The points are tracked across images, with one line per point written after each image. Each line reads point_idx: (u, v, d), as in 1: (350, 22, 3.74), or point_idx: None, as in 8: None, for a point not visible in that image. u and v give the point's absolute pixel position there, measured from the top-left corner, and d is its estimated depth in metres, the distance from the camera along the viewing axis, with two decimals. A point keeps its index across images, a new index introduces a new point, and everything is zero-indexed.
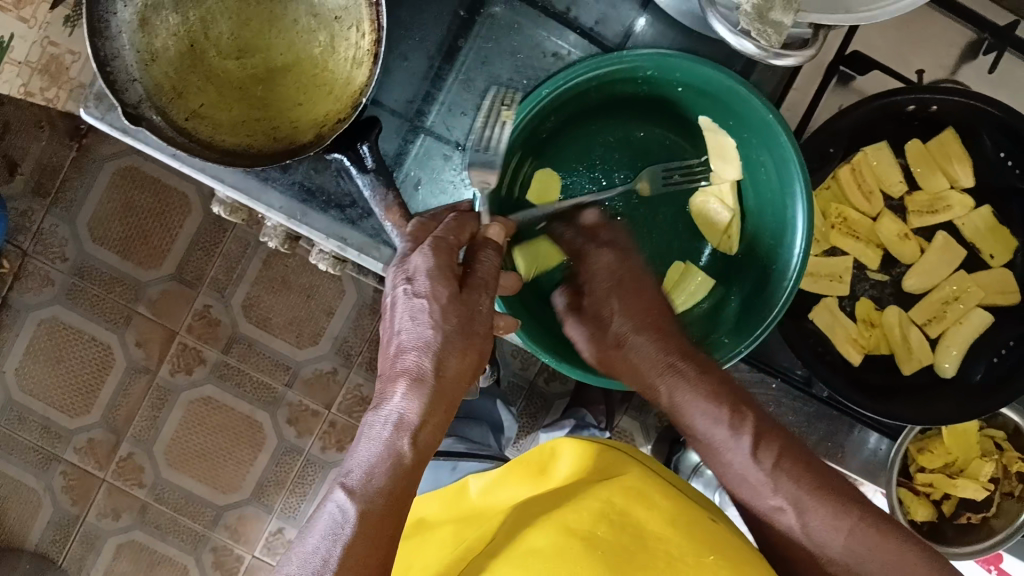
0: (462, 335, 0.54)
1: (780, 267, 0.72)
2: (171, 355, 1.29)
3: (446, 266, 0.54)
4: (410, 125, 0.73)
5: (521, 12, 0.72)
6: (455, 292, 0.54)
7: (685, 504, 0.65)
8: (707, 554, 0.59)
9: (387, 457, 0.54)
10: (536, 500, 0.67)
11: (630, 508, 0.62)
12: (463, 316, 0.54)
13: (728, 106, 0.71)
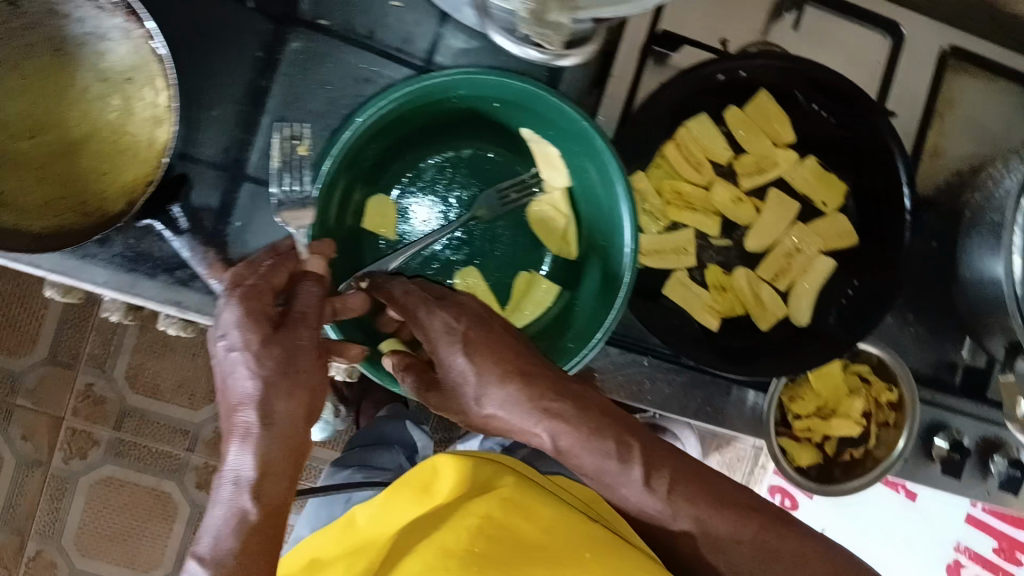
0: (286, 375, 0.55)
1: (614, 267, 0.72)
2: (61, 442, 1.23)
3: (256, 310, 0.55)
4: (230, 176, 0.70)
5: (321, 40, 0.70)
6: (269, 332, 0.55)
7: (575, 517, 0.63)
8: (582, 553, 0.60)
9: (231, 519, 0.53)
10: (422, 521, 0.63)
11: (509, 520, 0.60)
12: (281, 355, 0.55)
13: (546, 116, 0.71)
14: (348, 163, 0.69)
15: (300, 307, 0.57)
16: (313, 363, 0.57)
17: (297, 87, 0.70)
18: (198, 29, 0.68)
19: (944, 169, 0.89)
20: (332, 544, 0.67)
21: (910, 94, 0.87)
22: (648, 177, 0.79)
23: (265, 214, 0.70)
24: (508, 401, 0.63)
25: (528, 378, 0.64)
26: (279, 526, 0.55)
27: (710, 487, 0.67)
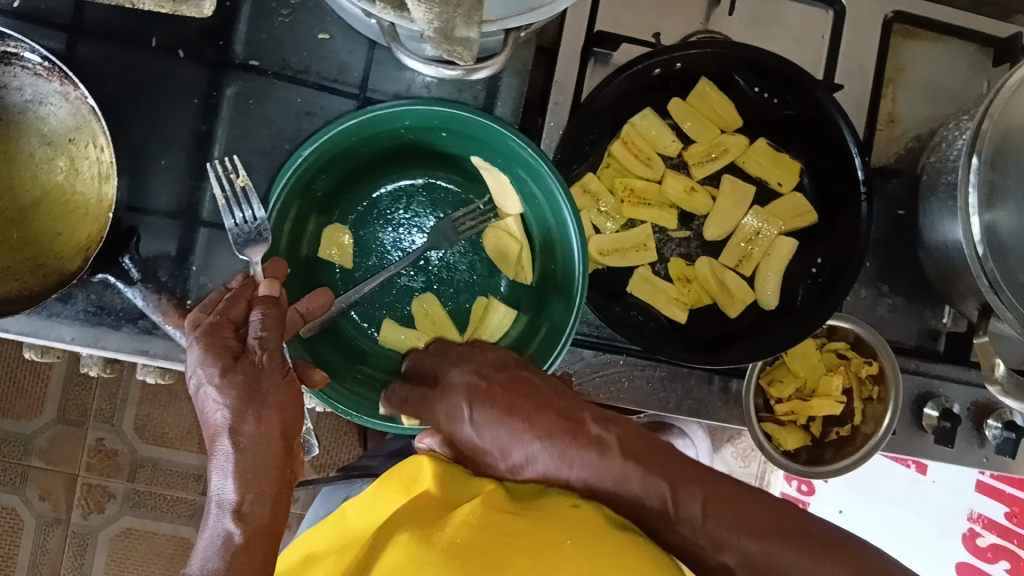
0: (251, 401, 0.55)
1: (566, 293, 0.69)
2: (78, 499, 1.25)
3: (216, 343, 0.55)
4: (183, 222, 0.71)
5: (258, 82, 0.72)
6: (229, 363, 0.55)
7: (578, 512, 0.50)
8: (567, 540, 0.46)
9: (218, 541, 0.52)
10: (398, 520, 0.52)
11: (503, 517, 0.48)
12: (243, 382, 0.55)
13: (492, 145, 0.67)
14: (301, 191, 0.66)
15: (256, 339, 0.56)
16: (279, 387, 0.56)
17: (239, 128, 0.72)
18: (137, 85, 0.71)
19: (901, 136, 0.88)
20: (327, 539, 0.59)
21: (859, 65, 0.86)
22: (599, 178, 0.80)
23: (225, 255, 0.71)
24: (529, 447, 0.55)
25: (553, 432, 0.55)
26: (271, 546, 0.53)
27: (749, 509, 0.51)
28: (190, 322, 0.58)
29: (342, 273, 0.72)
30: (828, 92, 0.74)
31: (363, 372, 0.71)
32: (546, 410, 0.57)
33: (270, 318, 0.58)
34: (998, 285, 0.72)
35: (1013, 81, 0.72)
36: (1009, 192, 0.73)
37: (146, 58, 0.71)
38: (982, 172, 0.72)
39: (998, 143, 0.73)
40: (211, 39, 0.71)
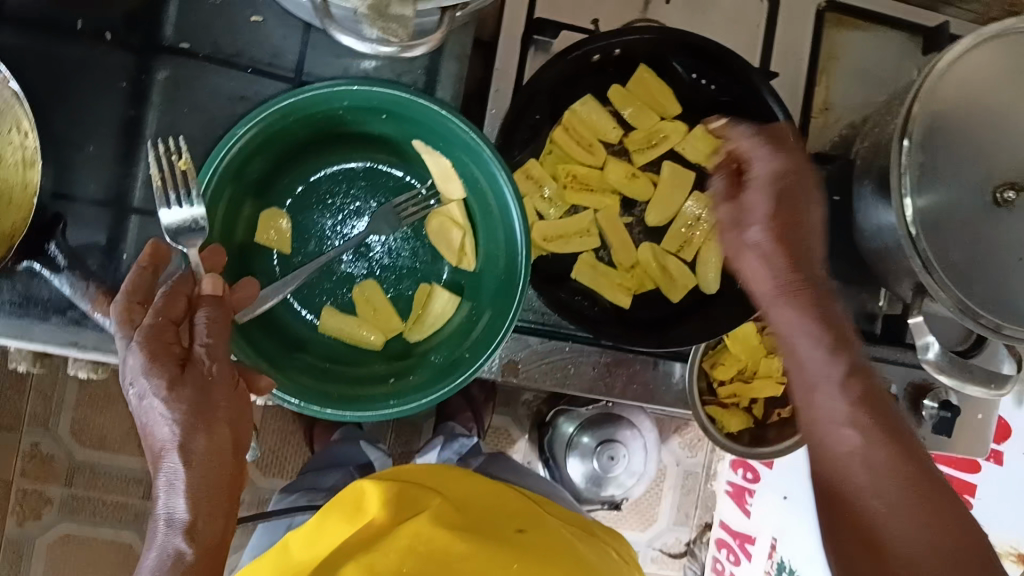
0: (200, 414, 0.53)
1: (509, 277, 0.68)
2: (12, 507, 1.21)
3: (159, 350, 0.53)
4: (114, 209, 0.69)
5: (189, 65, 0.70)
6: (177, 374, 0.52)
7: (517, 534, 0.66)
8: (512, 563, 0.62)
9: (167, 560, 0.51)
10: (355, 541, 0.62)
11: (436, 532, 0.62)
12: (190, 395, 0.53)
13: (433, 127, 0.66)
14: (232, 175, 0.64)
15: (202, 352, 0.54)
16: (230, 398, 0.55)
17: (170, 114, 0.70)
18: (62, 70, 0.69)
19: (835, 122, 0.90)
20: (266, 569, 0.64)
21: (793, 53, 0.88)
22: (542, 164, 0.80)
23: (158, 244, 0.70)
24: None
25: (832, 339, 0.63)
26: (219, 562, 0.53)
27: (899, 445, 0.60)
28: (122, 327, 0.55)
29: (280, 260, 0.70)
30: (763, 77, 0.76)
31: (303, 361, 0.68)
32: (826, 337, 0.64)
33: (217, 321, 0.55)
34: (931, 264, 0.73)
35: (940, 66, 0.74)
36: (938, 174, 0.75)
37: (72, 43, 0.69)
38: (913, 155, 0.74)
39: (927, 127, 0.75)
40: (140, 23, 0.70)
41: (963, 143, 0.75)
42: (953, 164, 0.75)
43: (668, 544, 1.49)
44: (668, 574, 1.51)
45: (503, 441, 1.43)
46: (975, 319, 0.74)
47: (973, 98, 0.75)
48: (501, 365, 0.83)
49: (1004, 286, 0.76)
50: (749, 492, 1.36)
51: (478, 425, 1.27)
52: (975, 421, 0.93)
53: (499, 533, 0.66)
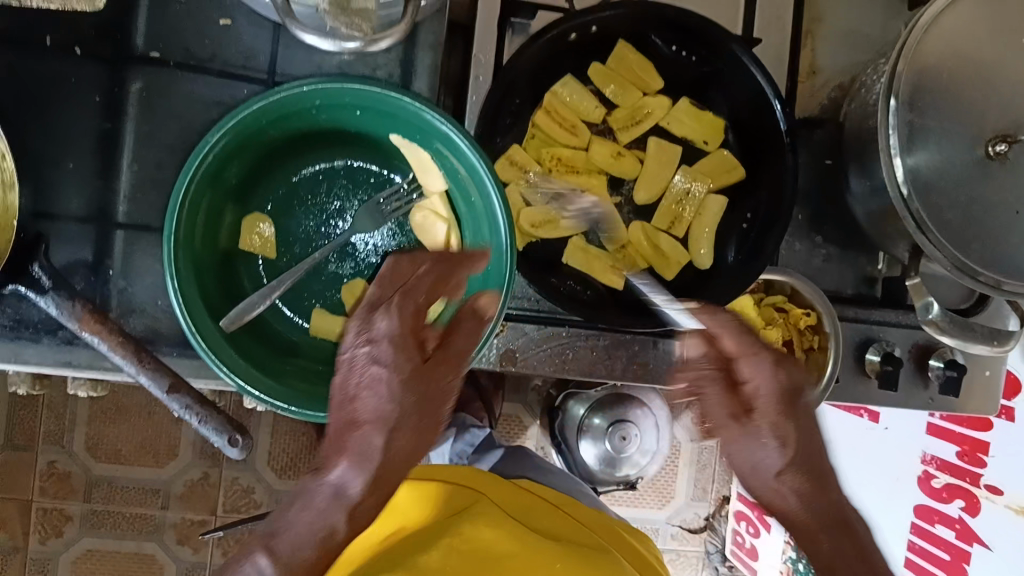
0: (401, 399, 0.61)
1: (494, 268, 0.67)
2: (34, 525, 1.22)
3: (416, 325, 0.63)
4: (98, 225, 0.70)
5: (161, 74, 0.70)
6: (415, 363, 0.62)
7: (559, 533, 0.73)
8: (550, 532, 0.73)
9: None
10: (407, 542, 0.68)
11: (479, 531, 0.67)
12: (415, 371, 0.62)
13: (408, 120, 0.65)
14: (211, 182, 0.63)
15: (455, 337, 0.64)
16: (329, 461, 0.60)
17: (146, 126, 0.70)
18: (37, 89, 0.69)
19: (823, 87, 0.89)
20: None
21: (776, 16, 0.86)
22: (525, 150, 0.79)
23: (143, 257, 0.70)
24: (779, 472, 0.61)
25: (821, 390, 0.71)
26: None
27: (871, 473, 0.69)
28: (374, 283, 0.64)
29: (266, 264, 0.70)
30: (742, 45, 0.74)
31: (295, 365, 0.68)
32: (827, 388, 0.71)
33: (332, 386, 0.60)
34: (925, 225, 0.73)
35: (924, 22, 0.73)
36: (929, 130, 0.73)
37: (42, 61, 0.69)
38: (901, 114, 0.73)
39: (914, 84, 0.73)
40: (109, 35, 0.69)
41: (953, 99, 0.74)
42: (944, 121, 0.74)
43: (688, 520, 1.49)
44: (689, 549, 1.50)
45: (516, 429, 1.43)
46: (972, 277, 0.74)
47: (959, 52, 0.74)
48: (499, 354, 0.82)
49: (1002, 242, 0.75)
50: None
51: (490, 415, 1.29)
52: (983, 376, 0.92)
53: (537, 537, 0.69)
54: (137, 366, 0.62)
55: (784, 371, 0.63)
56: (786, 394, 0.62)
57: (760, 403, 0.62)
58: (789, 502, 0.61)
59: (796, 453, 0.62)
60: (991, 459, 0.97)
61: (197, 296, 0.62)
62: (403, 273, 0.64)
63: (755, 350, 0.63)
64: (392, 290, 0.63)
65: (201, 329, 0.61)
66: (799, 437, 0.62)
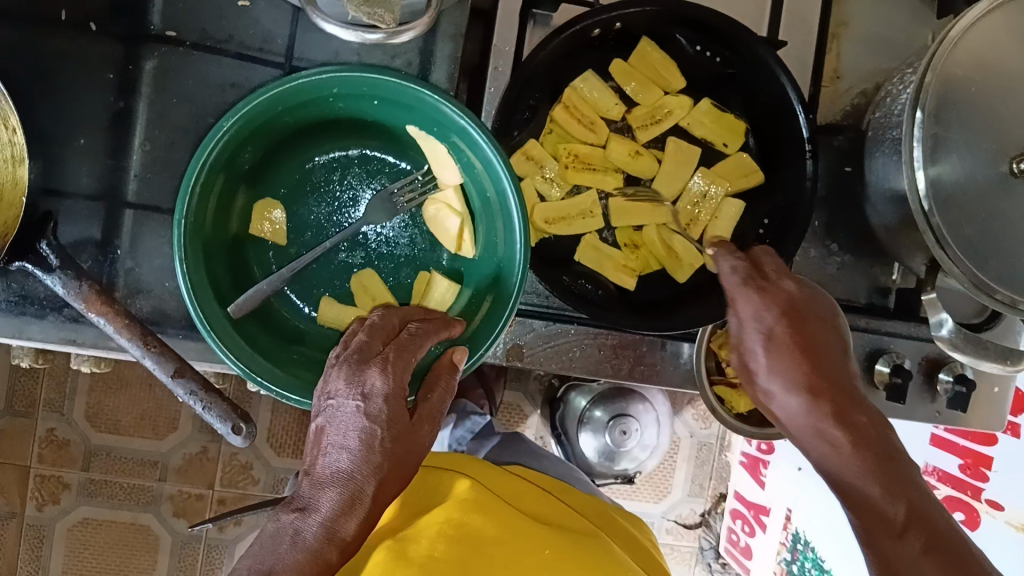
0: (385, 460, 0.55)
1: (504, 266, 0.66)
2: (32, 492, 1.22)
3: (404, 387, 0.57)
4: (109, 202, 0.69)
5: (178, 53, 0.69)
6: (403, 421, 0.56)
7: (556, 525, 0.71)
8: (546, 520, 0.71)
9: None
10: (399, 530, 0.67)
11: (468, 516, 0.66)
12: (402, 433, 0.56)
13: (426, 113, 0.64)
14: (224, 165, 0.62)
15: (434, 397, 0.59)
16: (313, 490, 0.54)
17: (160, 104, 0.69)
18: (51, 61, 0.68)
19: (846, 92, 0.87)
20: None
21: (801, 19, 0.85)
22: (542, 144, 0.78)
23: (153, 238, 0.69)
24: (782, 389, 0.62)
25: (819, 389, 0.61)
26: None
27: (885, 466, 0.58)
28: (362, 332, 0.59)
29: (275, 251, 0.69)
30: (768, 48, 0.73)
31: (300, 353, 0.67)
32: (824, 373, 0.62)
33: (325, 426, 0.56)
34: (944, 240, 0.71)
35: (954, 34, 0.72)
36: (953, 144, 0.72)
37: (56, 34, 0.68)
38: (926, 126, 0.72)
39: (940, 95, 0.72)
40: (125, 10, 0.68)
41: (979, 112, 0.72)
42: (969, 135, 0.72)
43: (683, 515, 1.49)
44: (683, 545, 1.50)
45: (516, 417, 1.43)
46: (990, 295, 0.73)
47: (989, 65, 0.73)
48: (506, 349, 0.82)
49: (1021, 261, 0.74)
50: (763, 463, 1.36)
51: (490, 402, 1.30)
52: (990, 392, 0.91)
53: (533, 524, 0.68)
54: (142, 350, 0.61)
55: (766, 298, 0.64)
56: (769, 317, 0.63)
57: (746, 330, 0.65)
58: (790, 412, 0.62)
59: (794, 356, 0.62)
60: (994, 474, 0.96)
61: (205, 282, 0.61)
62: (389, 329, 0.60)
63: (744, 285, 0.65)
64: (380, 343, 0.58)
65: (209, 316, 0.60)
66: (801, 350, 0.62)
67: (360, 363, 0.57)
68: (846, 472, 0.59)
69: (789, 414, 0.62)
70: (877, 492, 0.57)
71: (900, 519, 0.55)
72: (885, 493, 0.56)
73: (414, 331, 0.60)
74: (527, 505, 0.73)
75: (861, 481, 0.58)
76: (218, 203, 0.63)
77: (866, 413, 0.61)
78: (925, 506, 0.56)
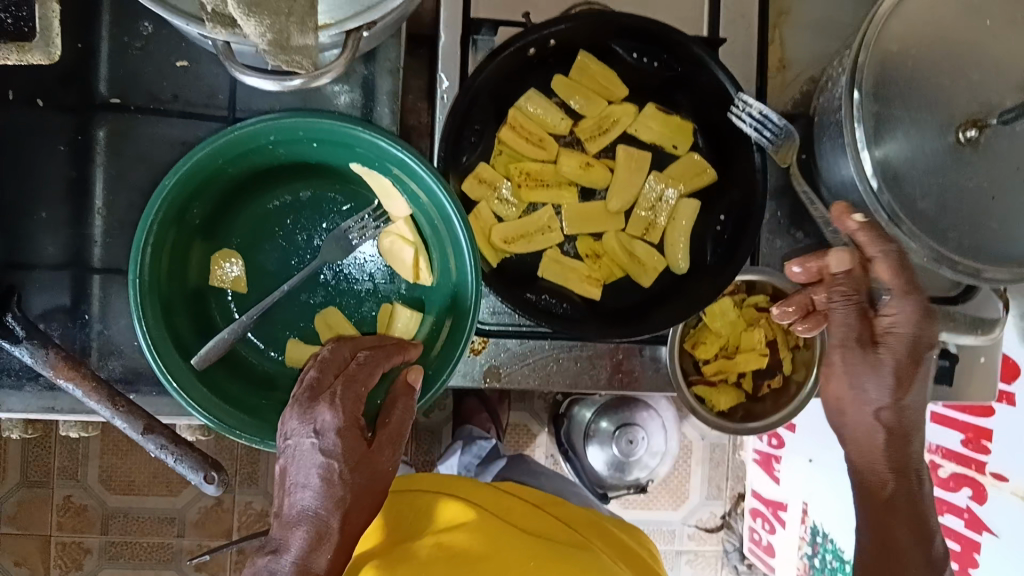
0: (347, 491, 0.58)
1: (461, 290, 0.68)
2: (55, 559, 1.24)
3: (358, 417, 0.59)
4: (76, 268, 0.71)
5: (127, 118, 0.71)
6: (361, 452, 0.58)
7: (543, 540, 0.70)
8: (532, 534, 0.71)
9: None
10: (384, 552, 0.69)
11: (457, 536, 0.68)
12: (361, 462, 0.58)
13: (368, 150, 0.66)
14: (175, 221, 0.64)
15: (394, 419, 0.61)
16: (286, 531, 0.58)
17: (115, 169, 0.72)
18: (8, 140, 0.71)
19: (795, 80, 0.88)
20: None
21: (740, 15, 0.85)
22: (493, 167, 0.80)
23: (121, 299, 0.71)
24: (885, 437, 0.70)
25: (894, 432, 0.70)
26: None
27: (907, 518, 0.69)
28: (314, 368, 0.60)
29: (237, 300, 0.71)
30: (703, 47, 0.73)
31: (271, 398, 0.69)
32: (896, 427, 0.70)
33: (288, 465, 0.59)
34: (898, 217, 0.72)
35: (883, 12, 0.72)
36: (896, 121, 0.72)
37: (10, 114, 0.70)
38: (866, 106, 0.72)
39: (878, 73, 0.72)
40: (71, 84, 0.71)
41: (919, 86, 0.72)
42: (913, 110, 0.72)
43: (704, 520, 1.48)
44: (706, 549, 1.49)
45: (524, 437, 1.42)
46: (952, 266, 0.73)
47: (925, 37, 0.72)
48: (484, 371, 0.83)
49: (980, 229, 0.74)
50: (776, 458, 1.35)
51: (496, 426, 1.30)
52: (979, 364, 0.90)
53: (518, 538, 0.69)
54: (111, 410, 0.62)
55: (928, 322, 0.66)
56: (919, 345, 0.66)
57: (894, 347, 0.67)
58: (874, 443, 0.70)
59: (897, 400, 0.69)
60: (994, 446, 0.95)
61: (165, 336, 0.63)
62: (341, 361, 0.61)
63: (907, 290, 0.65)
64: (332, 377, 0.59)
65: (171, 369, 0.62)
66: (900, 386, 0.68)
67: (311, 401, 0.58)
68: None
69: (870, 438, 0.71)
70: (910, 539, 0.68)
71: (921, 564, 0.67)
72: (918, 536, 0.68)
73: (364, 363, 0.60)
74: (513, 519, 0.74)
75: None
76: (174, 259, 0.65)
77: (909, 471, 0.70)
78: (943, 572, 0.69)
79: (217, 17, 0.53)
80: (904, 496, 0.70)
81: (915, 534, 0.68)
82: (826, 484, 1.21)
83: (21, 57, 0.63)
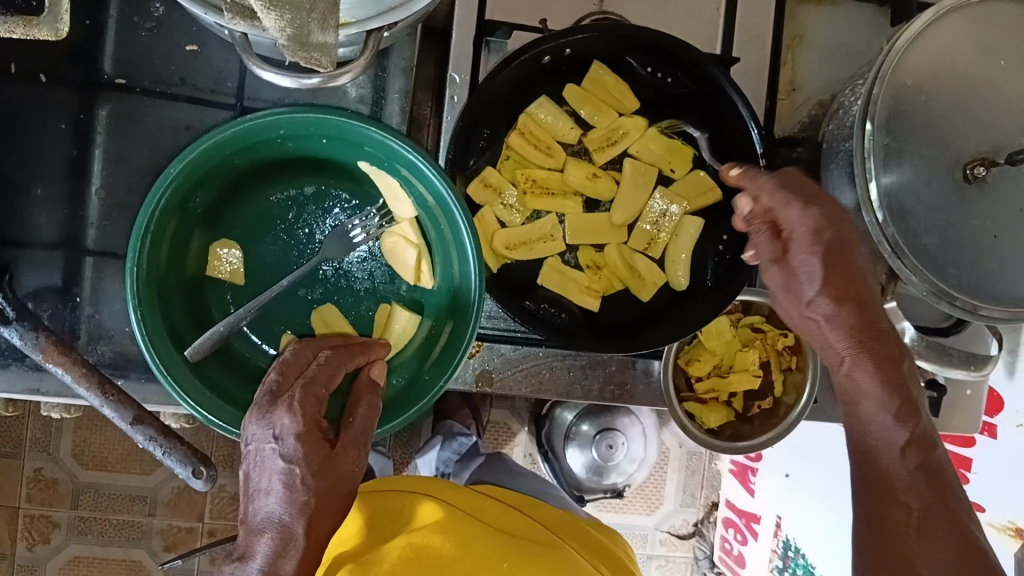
0: (311, 496, 0.57)
1: (462, 296, 0.68)
2: (21, 532, 1.22)
3: (317, 419, 0.58)
4: (69, 249, 0.70)
5: (131, 98, 0.70)
6: (323, 454, 0.58)
7: (517, 541, 0.70)
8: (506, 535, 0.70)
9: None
10: (358, 549, 0.68)
11: (427, 538, 0.66)
12: (324, 465, 0.58)
13: (375, 149, 0.65)
14: (178, 208, 0.63)
15: (357, 420, 0.61)
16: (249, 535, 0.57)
17: (114, 149, 0.70)
18: (6, 114, 0.69)
19: (804, 104, 0.87)
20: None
21: (754, 34, 0.85)
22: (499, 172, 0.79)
23: (114, 283, 0.70)
24: (830, 325, 0.68)
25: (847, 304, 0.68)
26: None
27: (892, 374, 0.66)
28: (274, 371, 0.60)
29: (234, 291, 0.70)
30: (719, 66, 0.73)
31: None
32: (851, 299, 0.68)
33: (251, 470, 0.59)
34: (901, 250, 0.72)
35: (901, 44, 0.71)
36: (906, 153, 0.72)
37: (10, 87, 0.69)
38: (878, 138, 0.72)
39: (892, 105, 0.72)
40: (75, 61, 0.70)
41: (931, 121, 0.72)
42: (922, 144, 0.72)
43: (676, 526, 1.48)
44: (677, 555, 1.49)
45: (504, 435, 1.41)
46: (949, 301, 0.73)
47: (940, 72, 0.72)
48: (476, 375, 0.82)
49: (979, 266, 0.74)
50: (752, 470, 1.36)
51: (477, 423, 1.30)
52: (964, 396, 0.91)
53: (492, 538, 0.69)
54: (101, 398, 0.61)
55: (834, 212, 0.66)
56: (818, 233, 0.67)
57: (798, 244, 0.68)
58: (823, 332, 0.69)
59: (828, 288, 0.68)
60: (974, 476, 0.96)
61: (161, 327, 0.61)
62: (303, 362, 0.61)
63: (786, 199, 0.67)
64: (293, 380, 0.60)
65: (166, 362, 0.61)
66: (839, 276, 0.68)
67: (268, 405, 0.58)
68: (888, 521, 0.61)
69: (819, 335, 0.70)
70: (890, 417, 0.65)
71: (900, 441, 0.64)
72: (882, 400, 0.66)
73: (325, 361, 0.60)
74: (489, 520, 0.73)
75: (907, 506, 0.61)
76: (173, 244, 0.64)
77: (887, 334, 0.68)
78: (924, 427, 0.65)
79: (236, 7, 0.51)
80: (864, 368, 0.67)
81: (877, 401, 0.66)
82: (799, 501, 1.22)
83: (27, 30, 0.67)
